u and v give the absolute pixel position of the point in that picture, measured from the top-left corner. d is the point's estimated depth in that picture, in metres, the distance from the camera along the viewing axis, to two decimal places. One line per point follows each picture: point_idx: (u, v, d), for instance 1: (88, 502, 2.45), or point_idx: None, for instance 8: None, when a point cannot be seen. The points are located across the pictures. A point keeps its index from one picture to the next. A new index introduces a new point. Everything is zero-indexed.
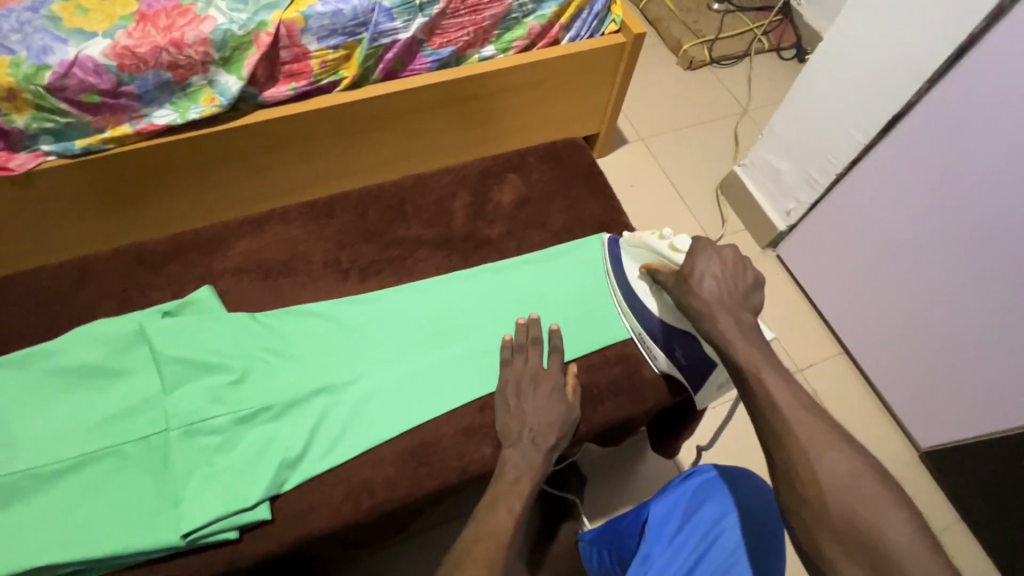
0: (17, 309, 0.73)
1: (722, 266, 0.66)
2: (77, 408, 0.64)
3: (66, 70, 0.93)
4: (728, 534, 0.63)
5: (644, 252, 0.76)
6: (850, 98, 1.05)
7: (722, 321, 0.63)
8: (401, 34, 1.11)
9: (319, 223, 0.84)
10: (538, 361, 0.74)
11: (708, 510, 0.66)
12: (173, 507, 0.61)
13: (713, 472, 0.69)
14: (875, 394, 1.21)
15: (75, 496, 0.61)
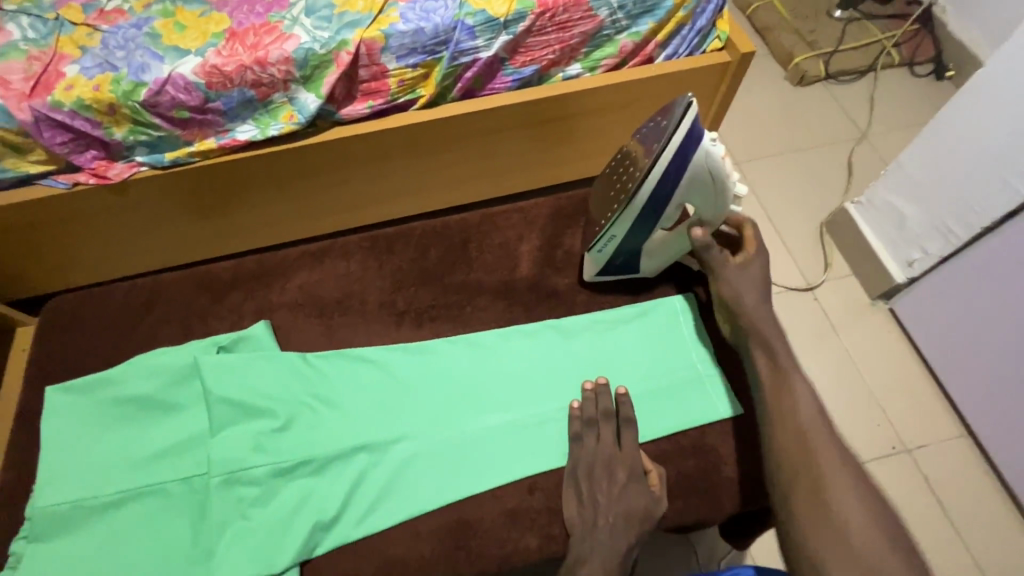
0: (91, 327, 0.76)
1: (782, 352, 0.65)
2: (132, 442, 0.65)
3: (160, 88, 0.96)
4: None
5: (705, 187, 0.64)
6: (1010, 145, 0.91)
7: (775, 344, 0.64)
8: (483, 53, 1.05)
9: (379, 259, 0.80)
10: (610, 440, 0.65)
11: None
12: (207, 560, 0.59)
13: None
14: (1000, 480, 1.11)
15: (116, 537, 0.60)
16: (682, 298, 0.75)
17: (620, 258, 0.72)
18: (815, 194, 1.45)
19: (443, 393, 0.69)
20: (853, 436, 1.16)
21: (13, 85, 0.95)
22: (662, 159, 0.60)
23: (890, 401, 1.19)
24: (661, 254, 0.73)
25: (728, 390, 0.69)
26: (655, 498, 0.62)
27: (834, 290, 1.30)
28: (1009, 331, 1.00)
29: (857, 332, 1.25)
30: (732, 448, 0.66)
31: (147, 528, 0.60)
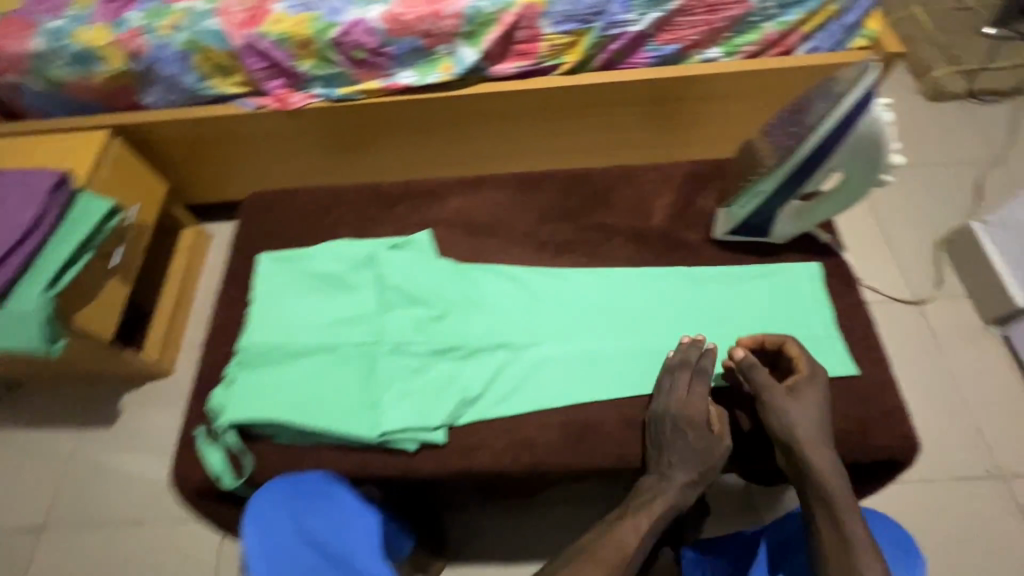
0: (285, 217, 0.91)
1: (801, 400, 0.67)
2: (318, 308, 0.78)
3: (350, 29, 1.11)
4: None
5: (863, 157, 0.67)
6: None
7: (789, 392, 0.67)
8: (632, 27, 1.12)
9: (526, 195, 0.89)
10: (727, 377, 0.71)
11: None
12: (373, 409, 0.71)
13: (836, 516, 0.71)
14: None
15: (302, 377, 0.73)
16: (808, 265, 0.79)
17: (757, 218, 0.78)
18: (937, 211, 1.42)
19: (575, 313, 0.78)
20: (944, 453, 1.16)
21: (232, 15, 1.12)
22: (830, 119, 0.64)
23: (987, 425, 1.17)
24: (797, 222, 0.78)
25: (846, 354, 0.73)
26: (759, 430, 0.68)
27: (945, 307, 1.30)
28: None
29: (962, 352, 1.24)
30: (843, 402, 0.71)
31: (327, 373, 0.73)
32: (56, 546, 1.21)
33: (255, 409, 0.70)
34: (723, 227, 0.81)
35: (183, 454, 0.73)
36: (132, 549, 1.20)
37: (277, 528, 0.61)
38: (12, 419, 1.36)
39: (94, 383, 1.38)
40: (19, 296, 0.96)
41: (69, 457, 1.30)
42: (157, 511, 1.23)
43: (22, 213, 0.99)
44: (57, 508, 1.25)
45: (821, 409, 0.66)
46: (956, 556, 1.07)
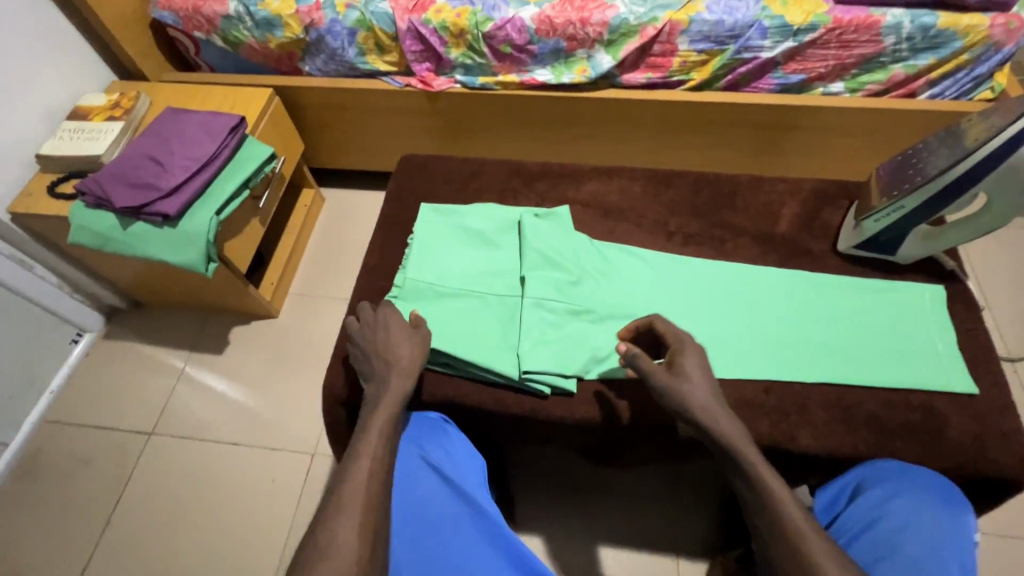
0: (435, 179, 1.01)
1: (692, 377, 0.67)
2: (467, 259, 0.87)
3: (503, 25, 1.21)
4: (900, 515, 0.65)
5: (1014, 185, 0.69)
6: None
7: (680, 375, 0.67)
8: (764, 53, 1.18)
9: (658, 188, 0.97)
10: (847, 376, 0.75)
11: (873, 494, 0.67)
12: (513, 352, 0.79)
13: (863, 470, 0.71)
14: None
15: (453, 314, 0.82)
16: (932, 287, 0.83)
17: (887, 235, 0.82)
18: None
19: (700, 298, 0.84)
20: None
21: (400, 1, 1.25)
22: (988, 144, 0.67)
23: None
24: (926, 245, 0.82)
25: (965, 373, 0.76)
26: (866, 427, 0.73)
27: None
28: None
29: None
30: (961, 418, 0.73)
31: (475, 314, 0.82)
32: (162, 452, 1.33)
33: None
34: (850, 238, 0.86)
35: None
36: (228, 466, 1.31)
37: (402, 455, 0.74)
38: (135, 334, 1.51)
39: (210, 314, 1.52)
40: (191, 217, 1.09)
41: (181, 375, 1.44)
42: (253, 436, 1.34)
43: (203, 148, 1.13)
44: (166, 418, 1.38)
45: (703, 375, 0.67)
46: None
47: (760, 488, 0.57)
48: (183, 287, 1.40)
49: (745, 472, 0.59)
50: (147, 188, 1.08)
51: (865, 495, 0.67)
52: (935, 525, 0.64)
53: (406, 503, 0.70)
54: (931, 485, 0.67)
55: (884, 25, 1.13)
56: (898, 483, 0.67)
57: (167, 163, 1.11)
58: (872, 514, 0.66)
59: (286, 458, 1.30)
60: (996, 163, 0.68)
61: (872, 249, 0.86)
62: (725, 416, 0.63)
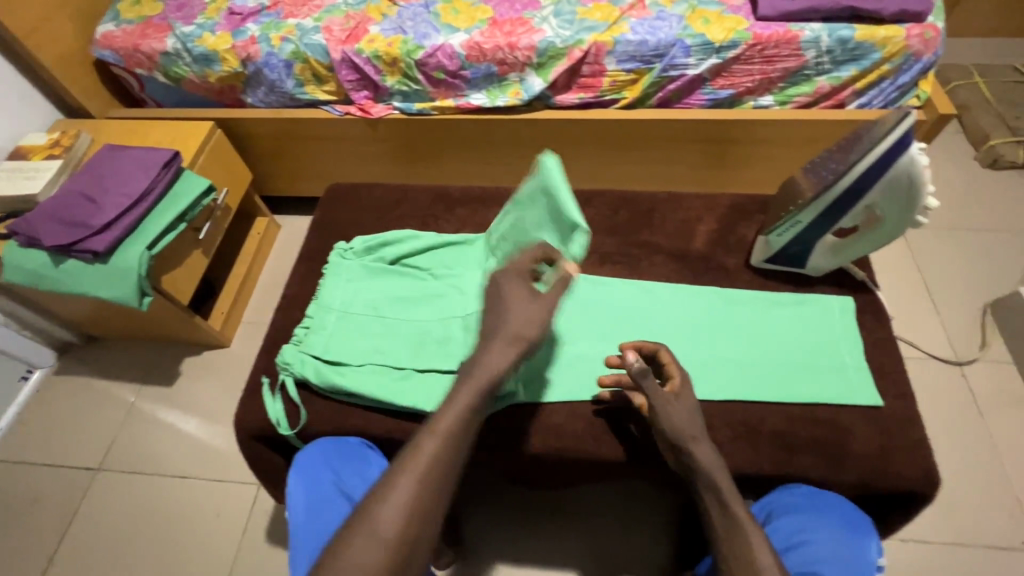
0: (359, 208, 1.02)
1: (688, 406, 0.68)
2: (381, 288, 0.88)
3: (433, 52, 1.24)
4: (815, 544, 0.65)
5: (897, 194, 0.70)
6: None
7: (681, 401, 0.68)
8: (691, 70, 1.20)
9: (577, 209, 0.98)
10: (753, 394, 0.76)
11: (787, 523, 0.68)
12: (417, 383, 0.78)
13: (777, 496, 0.71)
14: None
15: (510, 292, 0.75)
16: (841, 298, 0.83)
17: (793, 248, 0.82)
18: (985, 276, 1.44)
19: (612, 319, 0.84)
20: (978, 516, 1.14)
21: (334, 33, 1.28)
22: (866, 157, 0.68)
23: None
24: (835, 257, 0.82)
25: (872, 385, 0.76)
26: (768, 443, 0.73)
27: (989, 370, 1.30)
28: None
29: (1005, 420, 1.23)
30: (866, 430, 0.73)
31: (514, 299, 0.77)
32: (109, 488, 1.32)
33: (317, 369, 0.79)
34: (760, 254, 0.86)
35: (248, 398, 0.81)
36: (175, 500, 1.29)
37: (315, 480, 0.71)
38: (87, 369, 1.50)
39: (163, 346, 1.52)
40: (123, 252, 1.10)
41: (131, 409, 1.43)
42: (202, 469, 1.33)
43: (136, 183, 1.14)
44: (114, 453, 1.37)
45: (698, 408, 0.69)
46: None
47: (735, 519, 0.61)
48: (130, 321, 1.40)
49: (722, 498, 0.63)
50: (78, 225, 1.09)
51: (777, 525, 0.68)
52: (843, 546, 0.65)
53: (311, 529, 0.68)
54: (838, 504, 0.68)
55: (803, 39, 1.15)
56: (808, 512, 0.67)
57: (100, 201, 1.12)
58: (787, 544, 0.66)
59: (234, 490, 1.29)
60: (876, 175, 0.68)
61: (781, 263, 0.86)
62: (711, 447, 0.66)
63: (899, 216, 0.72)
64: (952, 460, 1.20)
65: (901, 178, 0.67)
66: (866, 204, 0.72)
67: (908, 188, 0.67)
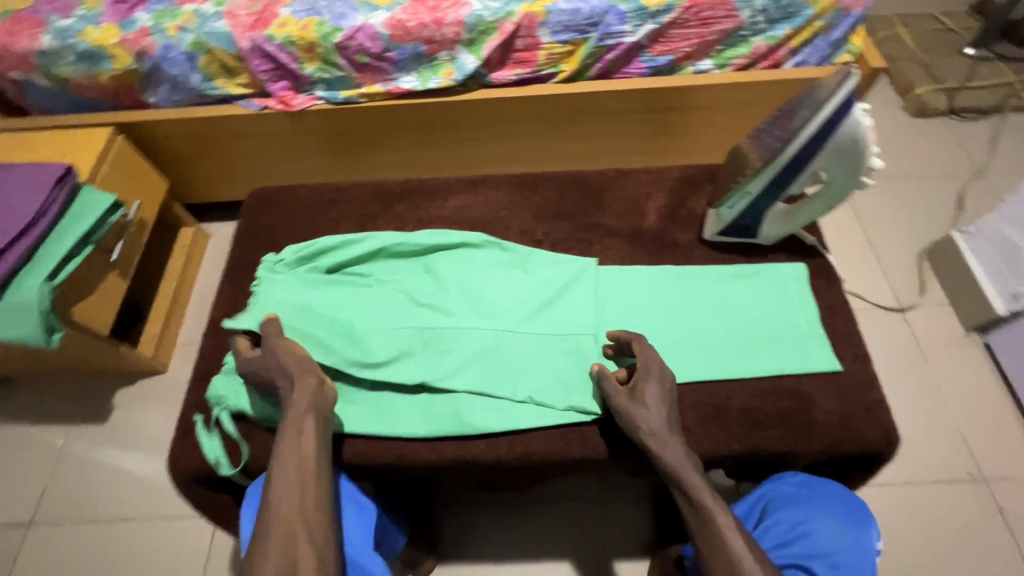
0: (286, 214, 0.93)
1: (651, 406, 0.66)
2: (321, 301, 0.81)
3: (353, 34, 1.14)
4: (815, 535, 0.65)
5: (842, 157, 0.68)
6: None
7: (640, 403, 0.66)
8: (628, 38, 1.16)
9: (523, 194, 0.92)
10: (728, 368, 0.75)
11: (786, 515, 0.67)
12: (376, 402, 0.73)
13: (774, 488, 0.71)
14: None
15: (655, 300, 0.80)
16: (794, 266, 0.83)
17: (744, 220, 0.80)
18: (920, 222, 1.50)
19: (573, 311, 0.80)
20: (930, 456, 1.20)
21: (239, 18, 1.16)
22: (809, 124, 0.66)
23: (971, 430, 1.22)
24: (784, 224, 0.81)
25: (830, 349, 0.76)
26: (735, 421, 0.72)
27: (930, 313, 1.36)
28: None
29: (946, 360, 1.30)
30: (827, 397, 0.73)
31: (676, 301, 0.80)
32: (45, 543, 1.20)
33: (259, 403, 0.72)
34: (715, 226, 0.84)
35: (179, 439, 0.73)
36: (124, 546, 1.19)
37: None
38: (2, 417, 1.35)
39: (89, 380, 1.38)
40: (18, 288, 0.97)
41: (60, 454, 1.30)
42: (151, 508, 1.23)
43: (25, 206, 1.00)
44: (47, 503, 1.24)
45: (664, 402, 0.66)
46: (941, 554, 1.11)
47: (702, 510, 0.59)
48: (46, 358, 1.26)
49: (689, 494, 0.61)
50: None
51: (777, 517, 0.68)
52: (843, 537, 0.65)
53: None
54: (837, 493, 0.69)
55: None
56: (806, 503, 0.68)
57: None
58: (789, 536, 0.66)
59: (189, 527, 1.20)
60: (822, 141, 0.67)
61: (736, 234, 0.84)
62: (676, 442, 0.63)
63: (846, 180, 0.70)
64: (903, 404, 1.26)
65: (845, 141, 0.66)
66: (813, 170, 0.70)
67: (852, 152, 0.66)
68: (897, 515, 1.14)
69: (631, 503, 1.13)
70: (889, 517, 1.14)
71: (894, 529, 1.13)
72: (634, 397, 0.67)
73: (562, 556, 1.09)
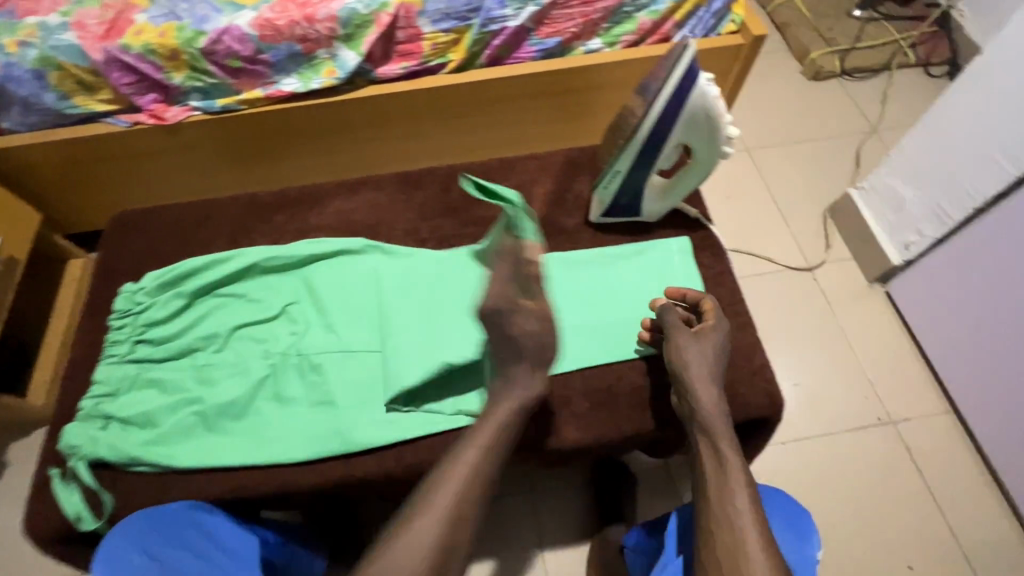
0: (150, 237, 0.86)
1: (707, 354, 0.69)
2: (192, 328, 0.76)
3: (218, 37, 1.07)
4: None
5: (699, 125, 0.68)
6: (1006, 129, 1.02)
7: (697, 345, 0.69)
8: (511, 22, 1.13)
9: (406, 193, 0.89)
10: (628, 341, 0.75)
11: None
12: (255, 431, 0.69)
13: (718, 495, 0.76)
14: (975, 448, 1.20)
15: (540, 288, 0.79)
16: (679, 240, 0.82)
17: (624, 199, 0.80)
18: (823, 182, 1.55)
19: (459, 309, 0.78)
20: (843, 406, 1.25)
21: (89, 28, 1.06)
22: (661, 97, 0.67)
23: (878, 377, 1.28)
24: (663, 200, 0.81)
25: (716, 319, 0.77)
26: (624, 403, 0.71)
27: (836, 269, 1.41)
28: (995, 305, 1.10)
29: (853, 313, 1.35)
30: None
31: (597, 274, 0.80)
32: None
33: (123, 448, 0.67)
34: (597, 210, 0.83)
35: (35, 499, 0.67)
36: None
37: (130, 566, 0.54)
38: None
39: None
40: None
41: None
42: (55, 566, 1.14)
43: None
44: None
45: (719, 354, 0.70)
46: (857, 498, 1.16)
47: (723, 460, 0.64)
48: None
49: (714, 442, 0.66)
50: None
51: None
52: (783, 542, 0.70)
53: None
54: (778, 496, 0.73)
55: None
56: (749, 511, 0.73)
57: None
58: None
59: None
60: (676, 112, 0.67)
61: (619, 215, 0.83)
62: (716, 393, 0.68)
63: (709, 146, 0.71)
64: (816, 360, 1.30)
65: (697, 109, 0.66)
66: (676, 142, 0.71)
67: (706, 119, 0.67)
68: (815, 466, 1.19)
69: (562, 491, 1.12)
70: (808, 470, 1.19)
71: (812, 480, 1.17)
72: (691, 335, 0.70)
73: (494, 555, 1.06)
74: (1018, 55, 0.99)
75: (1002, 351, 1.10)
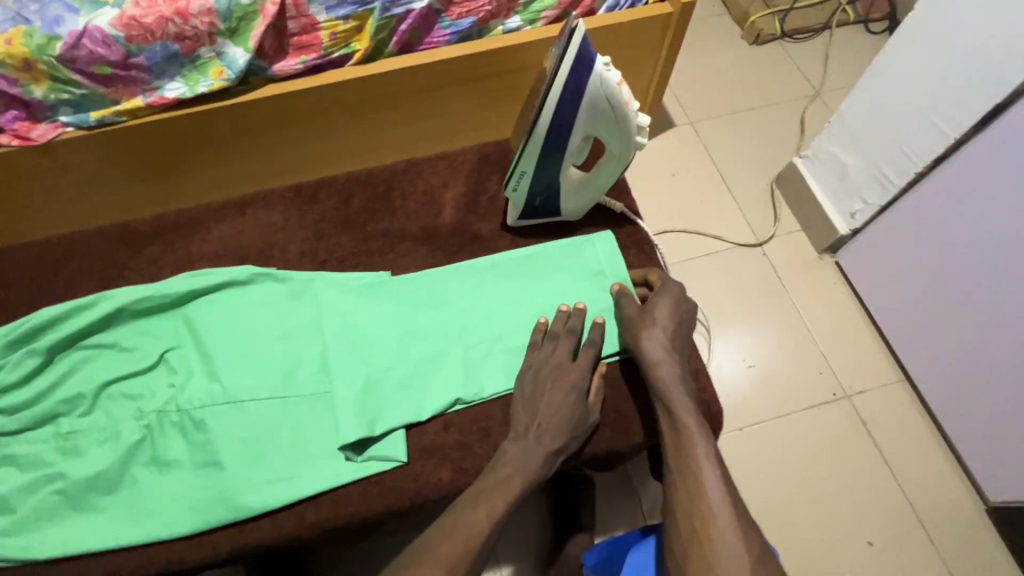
0: (5, 283, 0.76)
1: (663, 328, 0.71)
2: (49, 390, 0.66)
3: (76, 41, 0.90)
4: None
5: (600, 112, 0.66)
6: (950, 90, 0.96)
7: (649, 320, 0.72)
8: (416, 3, 1.02)
9: (301, 209, 0.81)
10: (566, 351, 0.71)
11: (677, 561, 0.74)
12: (134, 508, 0.63)
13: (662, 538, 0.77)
14: (930, 416, 1.19)
15: (453, 313, 0.74)
16: (609, 235, 0.81)
17: (539, 199, 0.76)
18: (767, 152, 1.50)
19: (362, 342, 0.71)
20: (799, 385, 1.22)
21: None
22: (556, 83, 0.63)
23: (832, 350, 1.25)
24: (582, 197, 0.77)
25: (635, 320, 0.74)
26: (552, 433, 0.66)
27: (784, 242, 1.37)
28: (943, 273, 1.07)
29: (803, 286, 1.32)
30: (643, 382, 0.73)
31: (530, 291, 0.76)
32: None
33: None
34: (513, 213, 0.79)
35: None
36: None
37: None
38: None
39: None
40: None
41: None
42: None
43: None
44: None
45: (672, 320, 0.72)
46: (814, 477, 1.14)
47: (682, 430, 0.67)
48: None
49: (672, 414, 0.68)
50: None
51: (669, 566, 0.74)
52: None
53: None
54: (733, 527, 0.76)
55: None
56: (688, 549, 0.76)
57: None
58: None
59: None
60: (575, 99, 0.64)
61: (536, 216, 0.79)
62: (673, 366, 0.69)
63: (617, 136, 0.68)
64: (766, 342, 1.26)
65: (595, 95, 0.63)
66: (581, 133, 0.68)
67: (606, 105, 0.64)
68: (773, 448, 1.16)
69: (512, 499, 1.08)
70: (765, 453, 1.16)
71: (769, 462, 1.15)
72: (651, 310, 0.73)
73: None
74: (952, 13, 0.93)
75: (952, 321, 1.08)
